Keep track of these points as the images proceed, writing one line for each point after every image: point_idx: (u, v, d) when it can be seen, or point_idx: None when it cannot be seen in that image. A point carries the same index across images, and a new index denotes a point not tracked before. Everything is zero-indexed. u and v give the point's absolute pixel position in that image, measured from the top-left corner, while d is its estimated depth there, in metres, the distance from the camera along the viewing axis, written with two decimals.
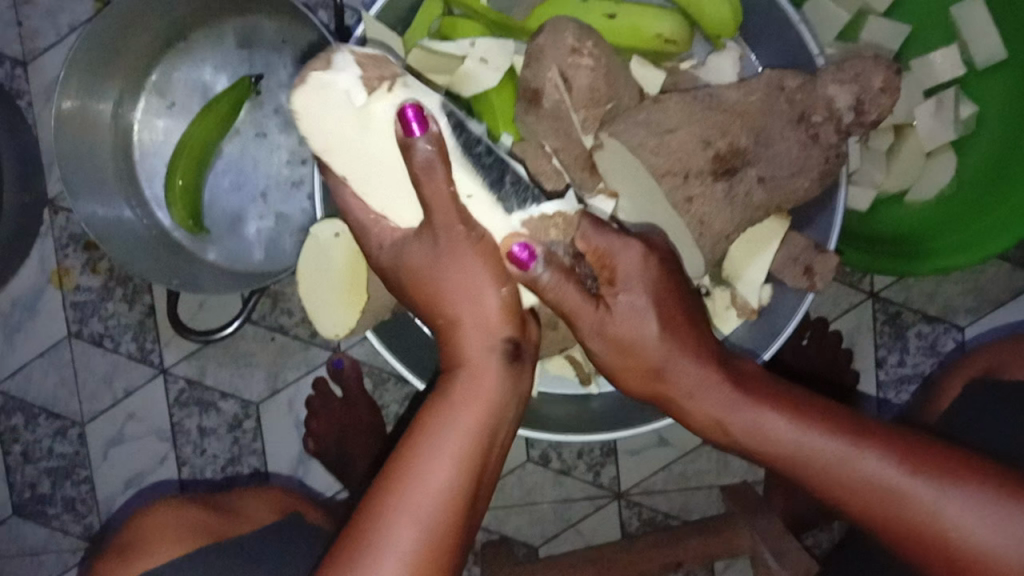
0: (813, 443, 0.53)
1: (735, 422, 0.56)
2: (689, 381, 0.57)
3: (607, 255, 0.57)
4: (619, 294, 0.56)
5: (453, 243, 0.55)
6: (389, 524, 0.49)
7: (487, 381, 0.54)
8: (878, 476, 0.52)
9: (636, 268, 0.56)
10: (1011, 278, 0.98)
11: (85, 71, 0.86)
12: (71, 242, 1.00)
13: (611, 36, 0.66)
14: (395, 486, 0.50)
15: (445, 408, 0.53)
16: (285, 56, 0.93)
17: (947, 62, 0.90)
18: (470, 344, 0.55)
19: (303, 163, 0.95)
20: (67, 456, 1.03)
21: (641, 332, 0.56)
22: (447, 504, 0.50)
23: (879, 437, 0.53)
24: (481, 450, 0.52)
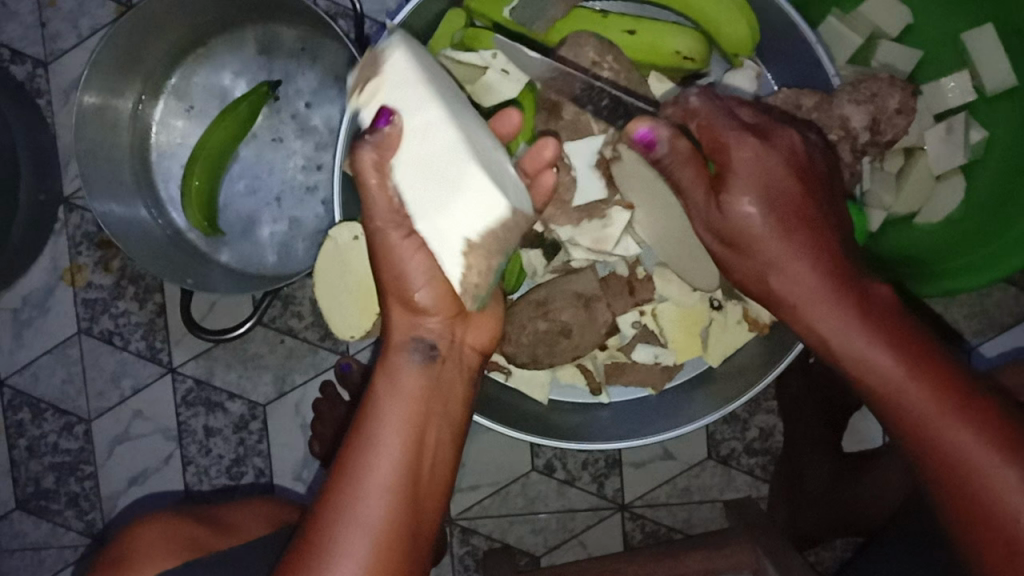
0: (904, 388, 0.54)
1: (839, 343, 0.56)
2: (798, 282, 0.56)
3: (722, 152, 0.57)
4: (732, 197, 0.56)
5: (394, 246, 0.56)
6: (340, 523, 0.53)
7: (412, 379, 0.58)
8: (958, 441, 0.52)
9: (751, 164, 0.56)
10: (1017, 302, 0.99)
11: (108, 70, 0.87)
12: (84, 240, 1.01)
13: (631, 51, 0.67)
14: (343, 487, 0.54)
15: (381, 409, 0.56)
16: (304, 63, 0.94)
17: (958, 89, 0.91)
18: (399, 336, 0.59)
19: (318, 169, 0.96)
20: (73, 453, 1.04)
21: (760, 231, 0.56)
22: (388, 506, 0.53)
23: (963, 392, 0.53)
24: (419, 447, 0.56)
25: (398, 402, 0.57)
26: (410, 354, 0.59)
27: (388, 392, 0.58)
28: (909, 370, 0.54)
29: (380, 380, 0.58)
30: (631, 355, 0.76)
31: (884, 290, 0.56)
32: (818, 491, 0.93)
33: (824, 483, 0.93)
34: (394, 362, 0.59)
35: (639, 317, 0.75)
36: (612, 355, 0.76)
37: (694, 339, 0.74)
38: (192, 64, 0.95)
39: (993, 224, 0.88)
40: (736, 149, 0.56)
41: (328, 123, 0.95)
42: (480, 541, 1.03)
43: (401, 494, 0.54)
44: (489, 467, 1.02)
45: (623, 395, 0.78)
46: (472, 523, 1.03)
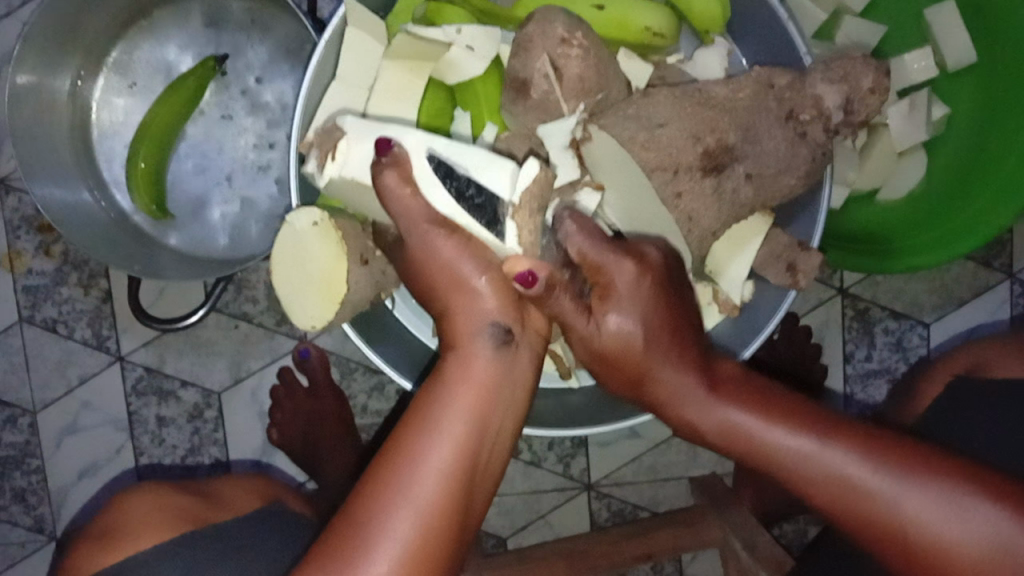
0: (779, 445, 0.51)
1: (707, 423, 0.54)
2: (680, 392, 0.54)
3: (594, 264, 0.54)
4: (608, 311, 0.54)
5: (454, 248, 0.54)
6: (381, 507, 0.48)
7: (476, 366, 0.52)
8: (842, 473, 0.49)
9: (626, 283, 0.54)
10: (975, 276, 1.00)
11: (43, 45, 0.82)
12: (23, 224, 0.96)
13: (600, 27, 0.64)
14: (385, 470, 0.49)
15: (437, 397, 0.51)
16: (254, 36, 0.89)
17: (920, 62, 0.90)
18: (459, 329, 0.54)
19: (270, 147, 0.92)
20: (17, 447, 0.99)
21: (628, 347, 0.54)
22: (440, 486, 0.49)
23: (843, 428, 0.51)
24: (480, 436, 0.51)
25: (463, 382, 0.52)
26: (483, 342, 0.53)
27: (454, 372, 0.52)
28: (817, 440, 0.51)
29: (452, 364, 0.53)
30: None
31: (731, 369, 0.56)
32: None
33: None
34: (464, 348, 0.53)
35: None
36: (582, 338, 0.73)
37: None
38: (133, 37, 0.90)
39: (957, 203, 0.89)
40: (607, 272, 0.54)
41: (280, 99, 0.91)
42: None
43: (453, 482, 0.49)
44: None
45: (593, 380, 0.77)
46: None
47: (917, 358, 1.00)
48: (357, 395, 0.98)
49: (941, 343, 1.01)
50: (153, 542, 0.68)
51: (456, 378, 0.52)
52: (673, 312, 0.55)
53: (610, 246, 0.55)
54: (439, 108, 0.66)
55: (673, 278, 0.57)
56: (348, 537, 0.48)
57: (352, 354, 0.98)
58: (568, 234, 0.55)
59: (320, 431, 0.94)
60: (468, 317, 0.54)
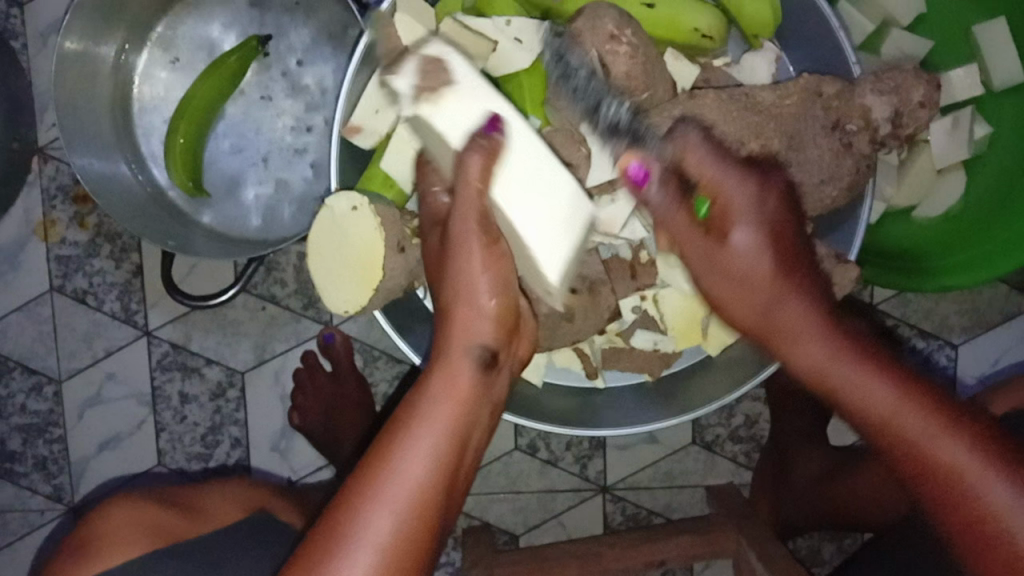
0: (904, 415, 0.51)
1: (830, 371, 0.53)
2: (809, 330, 0.53)
3: (718, 184, 0.54)
4: (734, 230, 0.54)
5: (463, 239, 0.56)
6: (363, 513, 0.50)
7: (460, 380, 0.55)
8: (961, 463, 0.50)
9: (750, 204, 0.54)
10: (1008, 300, 0.99)
11: (91, 17, 0.82)
12: (59, 194, 0.97)
13: (649, 27, 0.64)
14: (366, 479, 0.51)
15: (419, 407, 0.54)
16: (297, 19, 0.90)
17: (967, 79, 0.89)
18: (452, 340, 0.56)
19: (308, 131, 0.92)
20: (41, 414, 1.00)
21: (753, 260, 0.54)
22: (422, 495, 0.51)
23: (967, 420, 0.51)
24: (458, 448, 0.53)
25: (445, 395, 0.54)
26: (469, 358, 0.55)
27: (438, 382, 0.55)
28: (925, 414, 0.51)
29: (436, 374, 0.55)
30: (629, 341, 0.74)
31: (861, 329, 0.55)
32: (802, 484, 0.93)
33: (807, 479, 0.93)
34: (448, 361, 0.55)
35: (639, 302, 0.73)
36: (610, 339, 0.75)
37: (695, 328, 0.72)
38: (179, 14, 0.91)
39: (994, 225, 0.88)
40: (731, 187, 0.54)
41: (320, 84, 0.91)
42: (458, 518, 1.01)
43: (430, 493, 0.51)
44: None
45: (618, 382, 0.77)
46: None
47: (944, 379, 0.99)
48: (379, 383, 0.99)
49: (967, 365, 1.00)
50: (126, 556, 0.71)
51: (435, 390, 0.54)
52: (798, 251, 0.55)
53: (723, 156, 0.55)
54: None
55: (798, 225, 0.57)
56: (335, 530, 0.50)
57: (376, 342, 0.98)
58: (686, 144, 0.56)
59: (341, 416, 0.95)
60: (463, 327, 0.56)
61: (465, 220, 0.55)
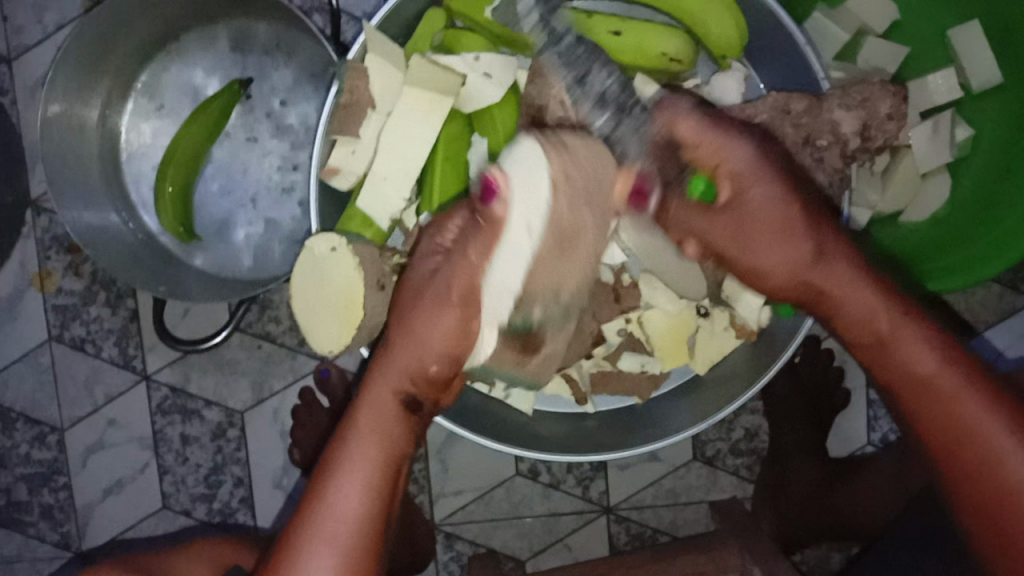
0: (950, 383, 0.54)
1: (882, 326, 0.56)
2: (840, 279, 0.56)
3: (716, 151, 0.57)
4: (752, 185, 0.56)
5: (453, 267, 0.56)
6: (306, 545, 0.56)
7: (386, 411, 0.58)
8: (1001, 442, 0.52)
9: (749, 165, 0.57)
10: (1002, 301, 0.99)
11: (74, 72, 0.84)
12: (54, 244, 0.98)
13: (617, 54, 0.65)
14: (308, 520, 0.57)
15: (349, 442, 0.58)
16: (278, 60, 0.91)
17: (944, 84, 0.90)
18: (385, 377, 0.58)
19: (294, 169, 0.93)
20: (45, 463, 1.01)
21: (774, 216, 0.56)
22: (354, 525, 0.56)
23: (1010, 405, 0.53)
24: (388, 477, 0.58)
25: (374, 433, 0.58)
26: (399, 392, 0.58)
27: (363, 421, 0.58)
28: (943, 358, 0.54)
29: (360, 408, 0.59)
30: (617, 363, 0.75)
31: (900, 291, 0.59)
32: (801, 494, 0.93)
33: (807, 490, 0.94)
34: (375, 394, 0.59)
35: (625, 325, 0.74)
36: (597, 363, 0.75)
37: (682, 346, 0.73)
38: (162, 61, 0.92)
39: (982, 227, 0.87)
40: (735, 152, 0.57)
41: (303, 122, 0.92)
42: (464, 546, 1.01)
43: (365, 526, 0.56)
44: (469, 472, 1.01)
45: (609, 404, 0.77)
46: (456, 528, 1.01)
47: None
48: None
49: None
50: None
51: (362, 431, 0.58)
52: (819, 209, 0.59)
53: (719, 124, 0.58)
54: (457, 136, 0.66)
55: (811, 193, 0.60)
56: (290, 548, 0.57)
57: None
58: (675, 117, 0.59)
59: None
60: (404, 377, 0.58)
61: (447, 284, 0.56)
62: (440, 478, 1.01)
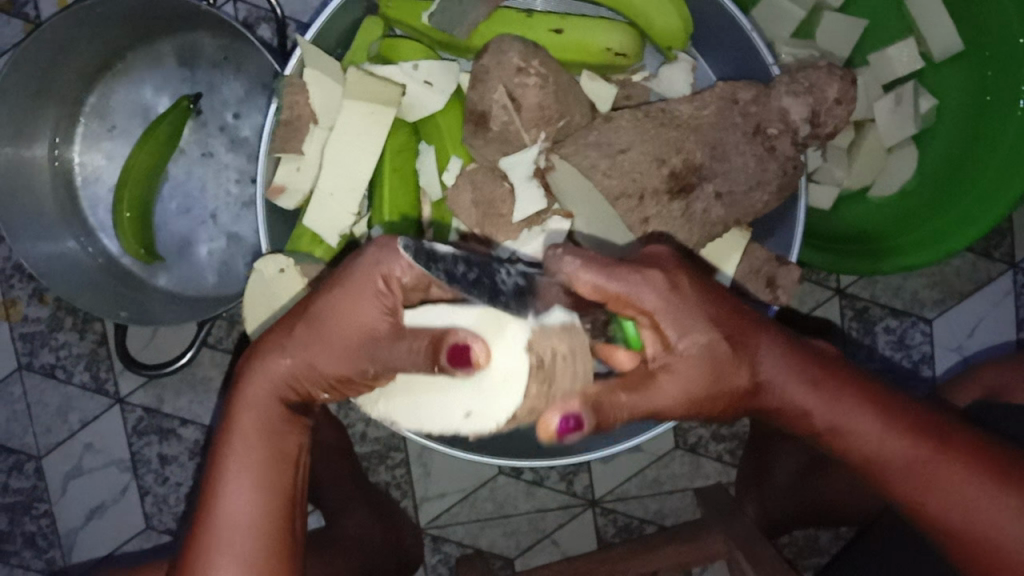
0: (896, 450, 0.55)
1: (822, 416, 0.55)
2: (784, 388, 0.55)
3: (625, 296, 0.51)
4: (680, 338, 0.51)
5: (350, 288, 0.52)
6: (207, 558, 0.53)
7: (263, 410, 0.55)
8: (963, 489, 0.55)
9: (662, 305, 0.51)
10: (976, 269, 0.98)
11: (16, 99, 0.82)
12: (16, 272, 0.97)
13: (558, 52, 0.64)
14: (204, 537, 0.54)
15: (230, 445, 0.55)
16: (227, 72, 0.89)
17: (903, 55, 0.88)
18: (254, 389, 0.55)
19: (252, 182, 0.92)
20: (24, 492, 1.00)
21: (705, 368, 0.51)
22: (256, 530, 0.54)
23: (959, 444, 0.56)
24: (283, 468, 0.56)
25: (259, 431, 0.55)
26: (278, 393, 0.56)
27: (247, 420, 0.55)
28: (898, 432, 0.55)
29: (238, 412, 0.55)
30: None
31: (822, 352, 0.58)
32: (787, 483, 0.92)
33: (791, 475, 0.92)
34: (252, 398, 0.55)
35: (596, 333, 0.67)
36: None
37: None
38: (109, 81, 0.90)
39: (954, 197, 0.86)
40: (642, 298, 0.51)
41: (258, 133, 0.91)
42: (451, 548, 1.01)
43: (267, 529, 0.54)
44: (452, 474, 1.00)
45: None
46: (442, 531, 1.01)
47: (922, 356, 0.98)
48: (355, 423, 0.98)
49: (943, 339, 0.99)
50: None
51: (245, 430, 0.55)
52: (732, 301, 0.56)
53: (616, 265, 0.51)
54: (403, 146, 0.65)
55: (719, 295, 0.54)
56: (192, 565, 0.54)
57: None
58: (569, 273, 0.50)
59: None
60: (288, 381, 0.55)
61: (343, 330, 0.53)
62: (423, 482, 1.00)
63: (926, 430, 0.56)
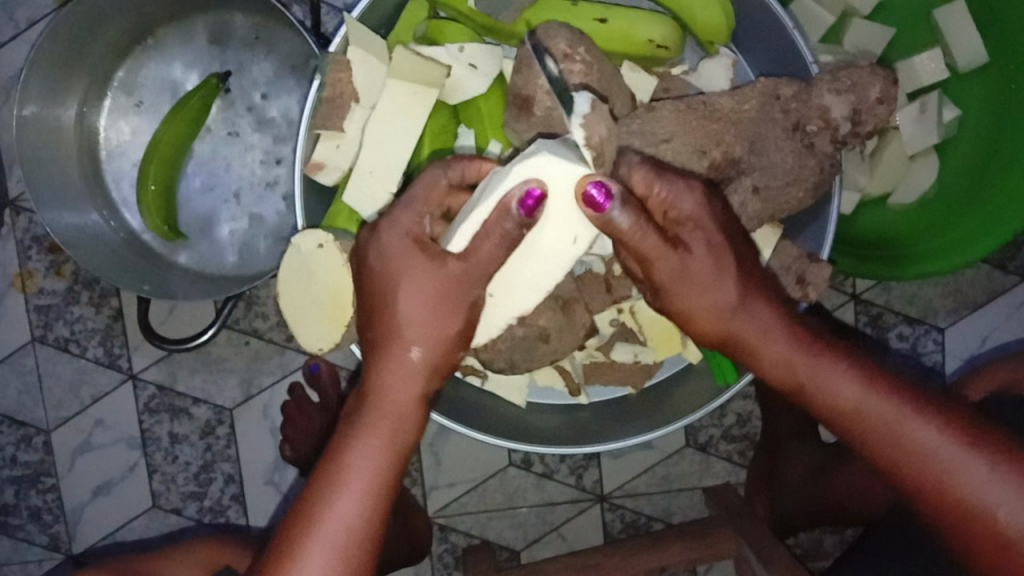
0: (868, 406, 0.55)
1: (800, 368, 0.57)
2: (763, 327, 0.58)
3: (668, 200, 0.56)
4: (689, 232, 0.56)
5: (417, 258, 0.54)
6: (306, 555, 0.52)
7: (389, 399, 0.55)
8: (934, 450, 0.53)
9: (699, 204, 0.57)
10: (990, 280, 0.99)
11: (49, 69, 0.82)
12: (34, 244, 0.96)
13: (603, 41, 0.64)
14: (304, 529, 0.52)
15: (352, 437, 0.54)
16: (258, 52, 0.89)
17: (929, 65, 0.88)
18: (385, 377, 0.55)
19: (277, 163, 0.92)
20: (32, 466, 1.00)
21: (710, 265, 0.56)
22: (358, 528, 0.53)
23: (934, 408, 0.55)
24: (397, 468, 0.55)
25: (371, 420, 0.54)
26: (394, 382, 0.55)
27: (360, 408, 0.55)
28: (874, 390, 0.56)
29: (369, 408, 0.55)
30: (609, 354, 0.75)
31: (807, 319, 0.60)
32: (798, 482, 0.93)
33: (802, 475, 0.93)
34: (381, 388, 0.55)
35: (617, 315, 0.75)
36: (590, 354, 0.76)
37: (674, 337, 0.74)
38: (139, 55, 0.90)
39: (969, 206, 0.87)
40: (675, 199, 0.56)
41: (286, 116, 0.91)
42: (459, 537, 1.01)
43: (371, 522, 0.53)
44: (462, 464, 1.00)
45: (602, 395, 0.78)
46: (451, 520, 1.01)
47: (933, 364, 0.99)
48: None
49: (954, 348, 0.99)
50: None
51: (373, 426, 0.54)
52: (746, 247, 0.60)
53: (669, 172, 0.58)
54: (442, 128, 0.66)
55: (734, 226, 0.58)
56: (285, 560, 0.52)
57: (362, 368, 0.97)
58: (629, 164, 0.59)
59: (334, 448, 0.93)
60: (393, 362, 0.55)
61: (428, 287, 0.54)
62: (434, 470, 1.00)
63: (904, 392, 0.55)
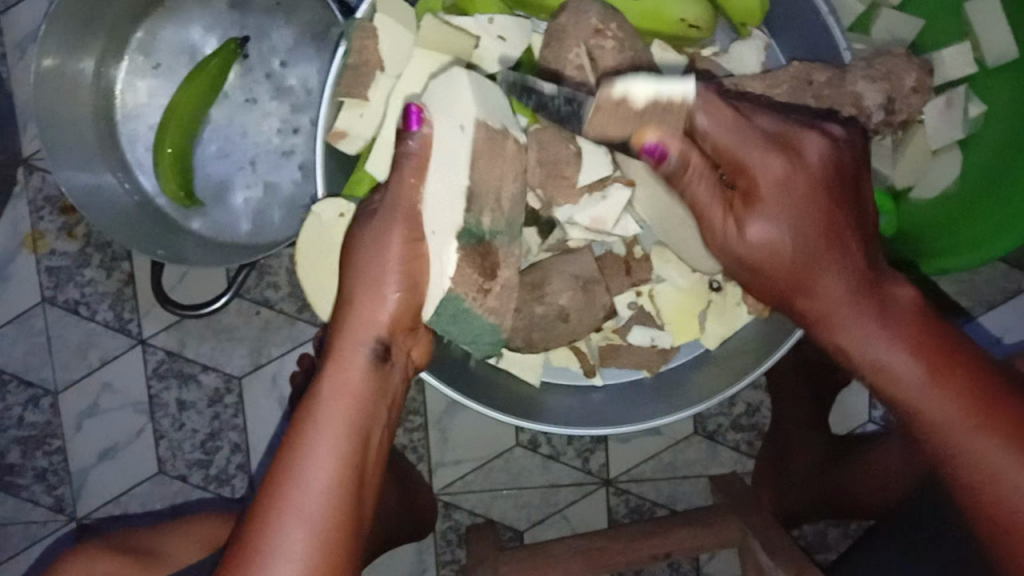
0: (931, 405, 0.51)
1: (863, 353, 0.53)
2: (833, 298, 0.53)
3: (740, 163, 0.53)
4: (758, 207, 0.54)
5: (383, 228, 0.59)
6: (274, 527, 0.51)
7: (350, 370, 0.57)
8: (993, 467, 0.50)
9: (774, 180, 0.53)
10: (1008, 280, 0.98)
11: (68, 27, 0.81)
12: (47, 205, 0.96)
13: (633, 16, 0.63)
14: (269, 496, 0.52)
15: (315, 408, 0.55)
16: (279, 18, 0.88)
17: (959, 58, 0.85)
18: (342, 342, 0.58)
19: (294, 132, 0.91)
20: (38, 427, 0.99)
21: (778, 238, 0.54)
22: (324, 497, 0.52)
23: (1011, 422, 0.50)
24: (361, 442, 0.55)
25: (339, 400, 0.55)
26: (359, 351, 0.57)
27: (329, 388, 0.56)
28: (948, 390, 0.51)
29: (328, 374, 0.56)
30: (626, 337, 0.75)
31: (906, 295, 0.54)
32: (804, 474, 0.92)
33: (808, 467, 0.92)
34: (343, 354, 0.57)
35: (635, 298, 0.75)
36: (607, 337, 0.76)
37: (692, 320, 0.74)
38: (159, 17, 0.89)
39: (992, 202, 0.85)
40: (759, 174, 0.53)
41: (304, 84, 0.90)
42: (462, 515, 1.01)
43: (335, 503, 0.52)
44: (468, 442, 1.00)
45: (615, 378, 0.78)
46: (455, 497, 1.01)
47: None
48: None
49: None
50: None
51: (329, 395, 0.56)
52: (846, 208, 0.54)
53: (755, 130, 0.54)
54: None
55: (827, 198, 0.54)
56: (253, 533, 0.52)
57: None
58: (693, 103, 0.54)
59: None
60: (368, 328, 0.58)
61: (403, 237, 0.59)
62: (440, 448, 1.00)
63: (977, 398, 0.51)
